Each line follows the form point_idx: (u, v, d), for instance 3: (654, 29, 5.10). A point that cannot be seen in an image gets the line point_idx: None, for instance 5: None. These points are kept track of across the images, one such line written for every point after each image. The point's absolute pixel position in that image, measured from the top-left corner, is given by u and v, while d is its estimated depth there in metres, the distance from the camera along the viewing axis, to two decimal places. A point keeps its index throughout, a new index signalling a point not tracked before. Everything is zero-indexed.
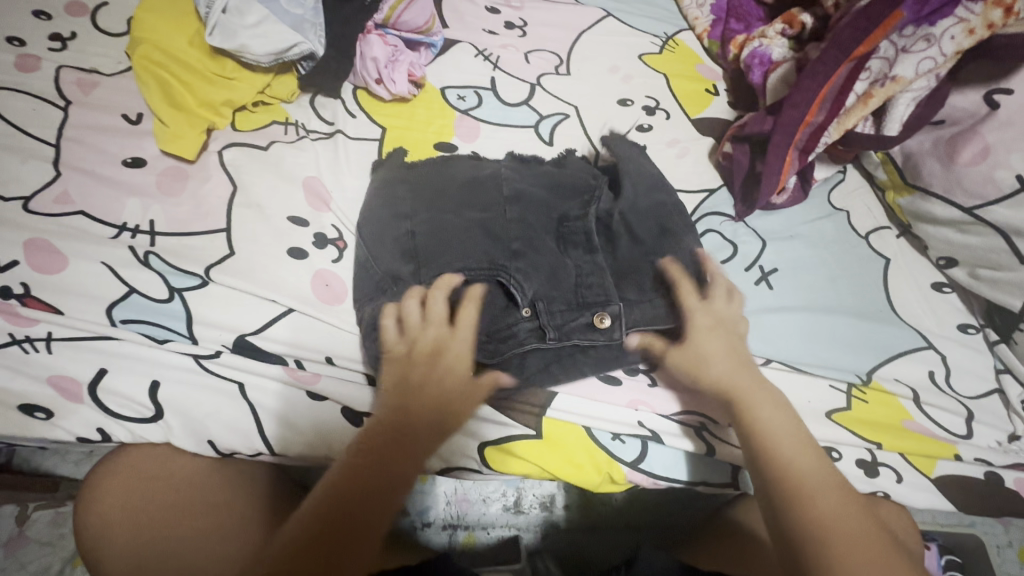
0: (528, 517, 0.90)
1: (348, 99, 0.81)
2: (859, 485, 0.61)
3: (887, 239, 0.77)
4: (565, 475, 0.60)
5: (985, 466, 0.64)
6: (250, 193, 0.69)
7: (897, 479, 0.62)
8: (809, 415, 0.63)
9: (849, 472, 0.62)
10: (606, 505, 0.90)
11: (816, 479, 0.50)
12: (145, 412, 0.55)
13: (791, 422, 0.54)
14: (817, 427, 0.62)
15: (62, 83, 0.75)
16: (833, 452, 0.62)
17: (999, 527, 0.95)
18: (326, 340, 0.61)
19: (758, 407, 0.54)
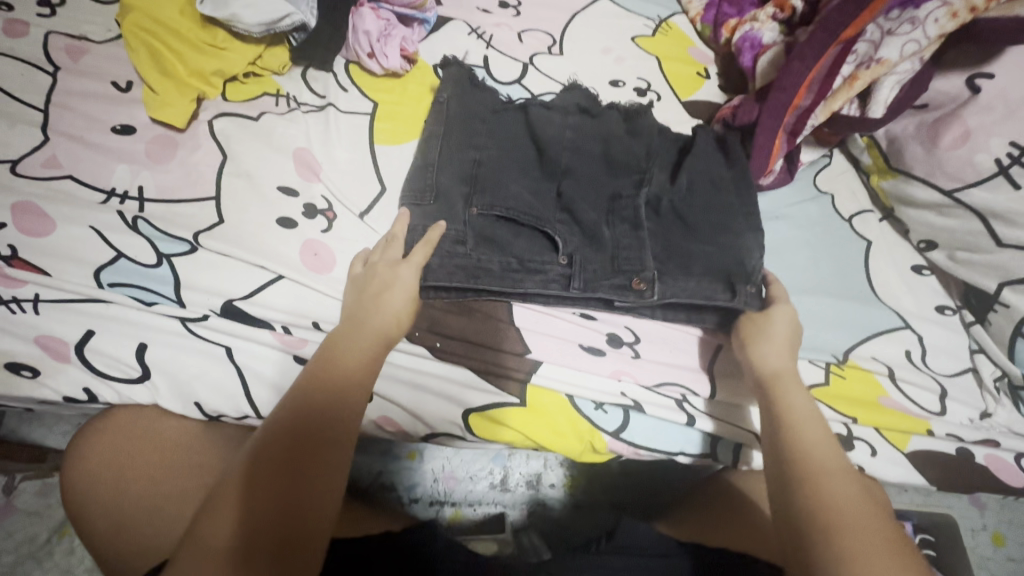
0: (514, 495, 0.92)
1: (339, 73, 0.81)
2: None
3: (870, 222, 0.78)
4: (548, 442, 0.61)
5: (956, 441, 0.66)
6: (239, 162, 0.69)
7: (870, 452, 0.64)
8: None
9: None
10: (591, 482, 0.92)
11: (830, 458, 0.50)
12: (132, 373, 0.56)
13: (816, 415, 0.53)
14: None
15: (51, 49, 0.74)
16: None
17: (974, 510, 0.97)
18: (313, 308, 0.61)
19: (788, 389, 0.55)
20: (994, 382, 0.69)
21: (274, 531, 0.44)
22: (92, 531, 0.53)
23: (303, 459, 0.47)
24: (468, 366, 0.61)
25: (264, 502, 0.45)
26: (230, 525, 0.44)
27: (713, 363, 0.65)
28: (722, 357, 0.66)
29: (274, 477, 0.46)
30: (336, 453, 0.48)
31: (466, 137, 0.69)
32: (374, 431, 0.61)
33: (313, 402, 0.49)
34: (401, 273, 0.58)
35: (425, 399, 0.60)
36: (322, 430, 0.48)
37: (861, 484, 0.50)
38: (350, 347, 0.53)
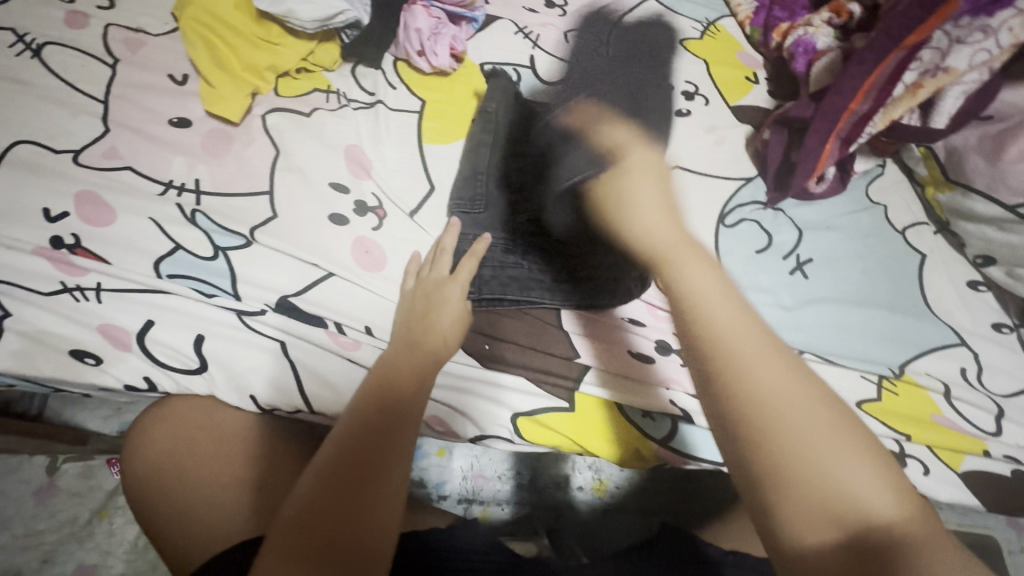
0: (541, 496, 0.92)
1: (388, 71, 0.81)
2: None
3: (925, 235, 0.76)
4: (594, 449, 0.61)
5: (1014, 463, 0.64)
6: (292, 157, 0.70)
7: (924, 472, 0.63)
8: None
9: None
10: (620, 487, 0.93)
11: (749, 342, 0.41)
12: (190, 364, 0.57)
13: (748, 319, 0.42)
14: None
15: (111, 41, 0.76)
16: None
17: (1013, 532, 0.94)
18: (366, 306, 0.62)
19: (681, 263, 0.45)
20: None
21: (335, 548, 0.42)
22: (149, 517, 0.53)
23: (365, 469, 0.46)
24: (518, 369, 0.61)
25: (324, 515, 0.43)
26: (291, 543, 0.41)
27: None
28: None
29: (337, 490, 0.44)
30: (397, 465, 0.47)
31: (513, 144, 0.71)
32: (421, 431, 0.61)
33: (372, 417, 0.49)
34: (450, 292, 0.59)
35: (474, 404, 0.60)
36: (384, 443, 0.48)
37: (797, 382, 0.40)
38: (409, 365, 0.54)
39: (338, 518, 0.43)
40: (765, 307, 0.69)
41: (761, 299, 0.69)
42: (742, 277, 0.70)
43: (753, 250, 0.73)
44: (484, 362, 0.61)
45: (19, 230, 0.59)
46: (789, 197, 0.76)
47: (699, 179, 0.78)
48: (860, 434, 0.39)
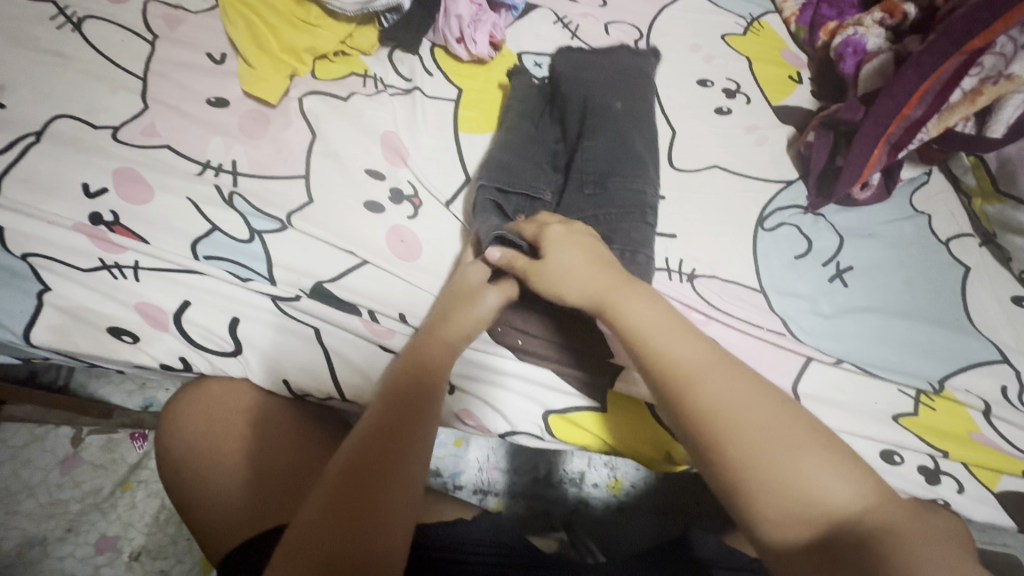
0: (556, 491, 0.91)
1: (425, 57, 0.80)
2: (918, 490, 0.61)
3: (969, 248, 0.74)
4: (625, 450, 0.60)
5: None
6: (328, 142, 0.69)
7: (958, 490, 0.61)
8: (875, 416, 0.63)
9: (911, 477, 0.61)
10: (635, 487, 0.92)
11: (702, 365, 0.45)
12: (224, 346, 0.57)
13: (700, 346, 0.46)
14: (882, 428, 0.62)
15: (150, 17, 0.75)
16: (894, 456, 0.62)
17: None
18: (400, 295, 0.61)
19: (624, 300, 0.49)
20: None
21: (349, 546, 0.41)
22: (183, 502, 0.53)
23: (378, 469, 0.44)
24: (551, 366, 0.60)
25: (339, 513, 0.42)
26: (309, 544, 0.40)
27: (800, 383, 0.63)
28: (809, 378, 0.64)
29: (352, 486, 0.43)
30: (409, 462, 0.45)
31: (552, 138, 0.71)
32: (450, 423, 0.60)
33: (392, 414, 0.47)
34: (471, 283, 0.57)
35: (506, 396, 0.59)
36: (393, 439, 0.46)
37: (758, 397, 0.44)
38: (424, 359, 0.51)
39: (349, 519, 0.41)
40: (803, 314, 0.67)
41: (798, 305, 0.68)
42: (779, 282, 0.69)
43: (792, 255, 0.71)
44: (516, 358, 0.60)
45: (59, 205, 0.59)
46: (831, 202, 0.74)
47: (738, 180, 0.76)
48: (821, 434, 0.43)
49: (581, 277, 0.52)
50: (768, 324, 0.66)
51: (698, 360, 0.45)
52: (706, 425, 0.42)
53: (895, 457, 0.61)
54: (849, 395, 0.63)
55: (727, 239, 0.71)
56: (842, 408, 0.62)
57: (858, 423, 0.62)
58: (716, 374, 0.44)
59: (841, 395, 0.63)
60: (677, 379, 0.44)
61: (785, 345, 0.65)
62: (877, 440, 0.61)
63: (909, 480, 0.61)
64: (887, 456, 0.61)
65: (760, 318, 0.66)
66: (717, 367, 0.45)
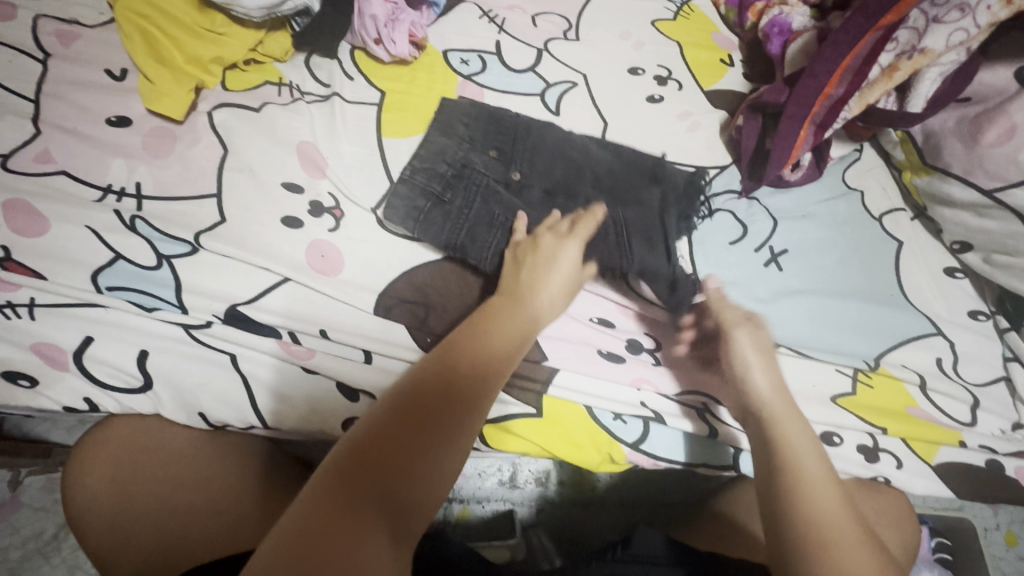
0: (523, 493, 0.87)
1: (345, 60, 0.77)
2: (857, 469, 0.61)
3: (902, 222, 0.74)
4: (564, 454, 0.59)
5: (988, 454, 0.63)
6: (241, 156, 0.66)
7: (897, 465, 0.62)
8: (814, 399, 0.62)
9: (850, 457, 0.61)
10: (604, 482, 0.87)
11: (830, 503, 0.49)
12: (133, 383, 0.54)
13: (832, 489, 0.50)
14: (822, 411, 0.62)
15: (41, 33, 0.70)
16: (834, 437, 0.61)
17: (988, 510, 0.94)
18: (321, 312, 0.59)
19: (787, 419, 0.54)
20: None
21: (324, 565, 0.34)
22: (96, 547, 0.52)
23: (430, 429, 0.43)
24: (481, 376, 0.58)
25: (374, 466, 0.40)
26: (303, 521, 0.36)
27: None
28: None
29: (392, 442, 0.42)
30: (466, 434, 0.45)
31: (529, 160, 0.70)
32: None
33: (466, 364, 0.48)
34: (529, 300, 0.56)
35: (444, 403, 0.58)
36: (458, 413, 0.45)
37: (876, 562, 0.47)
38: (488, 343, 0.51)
39: (351, 518, 0.37)
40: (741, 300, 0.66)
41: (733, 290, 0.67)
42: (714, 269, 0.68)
43: (727, 241, 0.70)
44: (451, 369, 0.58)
45: None
46: (763, 184, 0.74)
47: None
48: None
49: (772, 381, 0.56)
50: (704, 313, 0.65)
51: (829, 481, 0.50)
52: (812, 520, 0.48)
53: (835, 439, 0.61)
54: (787, 379, 0.63)
55: None
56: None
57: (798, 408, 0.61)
58: (836, 518, 0.48)
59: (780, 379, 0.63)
60: (808, 510, 0.48)
61: None
62: (817, 423, 0.61)
63: (848, 460, 0.61)
64: (826, 437, 0.61)
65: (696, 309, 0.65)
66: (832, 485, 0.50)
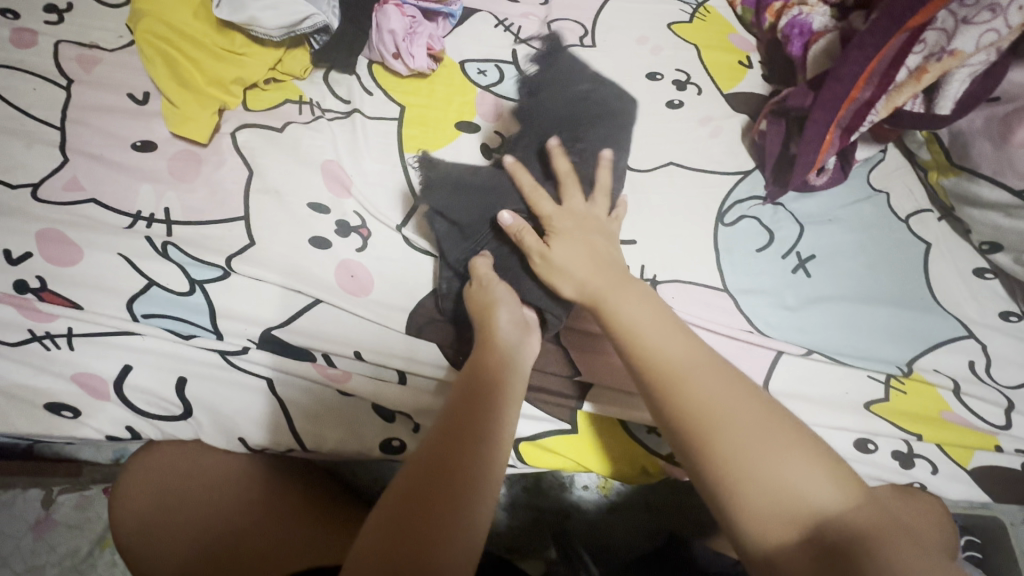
0: (545, 498, 0.87)
1: (363, 75, 0.77)
2: (891, 475, 0.61)
3: (929, 223, 0.74)
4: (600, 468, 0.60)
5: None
6: (266, 178, 0.66)
7: (931, 470, 0.61)
8: (847, 407, 0.62)
9: (883, 463, 0.61)
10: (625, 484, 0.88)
11: (676, 356, 0.48)
12: (173, 410, 0.55)
13: (683, 342, 0.49)
14: (855, 418, 0.61)
15: (62, 59, 0.71)
16: (867, 444, 0.61)
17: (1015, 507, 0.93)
18: (353, 334, 0.59)
19: (615, 295, 0.51)
20: None
21: None
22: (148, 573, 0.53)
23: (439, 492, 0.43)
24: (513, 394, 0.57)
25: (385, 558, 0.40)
26: None
27: (769, 383, 0.62)
28: (778, 373, 0.63)
29: (400, 517, 0.42)
30: (499, 473, 0.45)
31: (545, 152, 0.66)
32: None
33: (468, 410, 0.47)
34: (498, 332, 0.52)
35: None
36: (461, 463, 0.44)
37: (750, 402, 0.46)
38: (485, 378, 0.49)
39: None
40: (772, 308, 0.66)
41: (762, 299, 0.67)
42: (741, 276, 0.68)
43: (754, 249, 0.70)
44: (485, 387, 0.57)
45: None
46: (789, 190, 0.73)
47: (695, 176, 0.75)
48: (799, 432, 0.46)
49: (577, 278, 0.53)
50: (733, 322, 0.65)
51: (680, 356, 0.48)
52: (685, 413, 0.46)
53: (870, 446, 0.61)
54: (819, 387, 0.63)
55: (688, 238, 0.70)
56: (814, 401, 0.62)
57: (831, 416, 0.61)
58: (698, 377, 0.47)
59: (813, 387, 0.63)
60: (660, 372, 0.47)
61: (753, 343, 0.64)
62: (851, 430, 0.61)
63: (883, 466, 0.61)
64: (861, 445, 0.61)
65: (724, 319, 0.65)
66: (705, 367, 0.48)
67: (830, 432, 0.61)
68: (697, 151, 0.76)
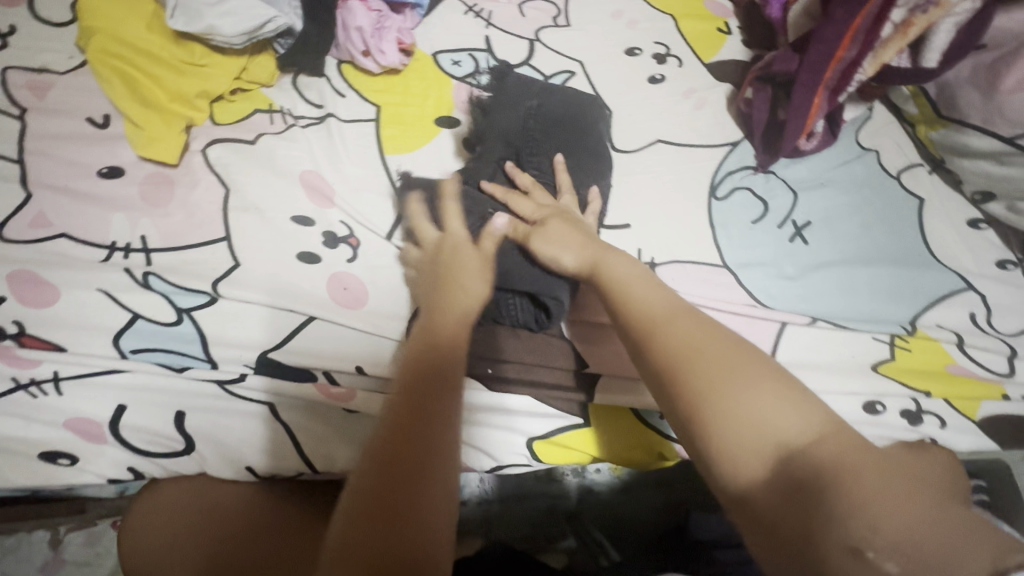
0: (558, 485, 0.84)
1: (333, 76, 0.74)
2: (905, 435, 0.60)
3: (920, 177, 0.73)
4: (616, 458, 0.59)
5: None
6: (244, 195, 0.63)
7: (941, 425, 0.61)
8: (855, 371, 0.62)
9: (895, 423, 0.61)
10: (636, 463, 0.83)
11: (657, 306, 0.47)
12: (175, 446, 0.53)
13: (664, 296, 0.48)
14: (864, 382, 0.61)
15: (11, 87, 0.67)
16: (877, 405, 0.61)
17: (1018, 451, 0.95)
18: (352, 349, 0.57)
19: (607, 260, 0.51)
20: None
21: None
22: None
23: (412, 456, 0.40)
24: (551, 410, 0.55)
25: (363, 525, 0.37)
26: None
27: (777, 354, 0.62)
28: (785, 344, 0.62)
29: (375, 482, 0.38)
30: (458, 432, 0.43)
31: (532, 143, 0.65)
32: None
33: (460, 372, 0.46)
34: (470, 282, 0.53)
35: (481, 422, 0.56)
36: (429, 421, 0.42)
37: (732, 344, 0.44)
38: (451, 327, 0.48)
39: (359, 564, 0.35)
40: (773, 279, 0.66)
41: (762, 272, 0.66)
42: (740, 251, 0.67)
43: (749, 220, 0.69)
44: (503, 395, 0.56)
45: None
46: (779, 158, 0.72)
47: (683, 152, 0.73)
48: (777, 373, 0.42)
49: (572, 253, 0.54)
50: (736, 297, 0.64)
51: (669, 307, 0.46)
52: (667, 350, 0.43)
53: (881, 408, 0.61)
54: (826, 354, 0.63)
55: (683, 216, 0.68)
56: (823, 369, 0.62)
57: (840, 383, 0.61)
58: (683, 321, 0.45)
59: (819, 355, 0.63)
60: (642, 320, 0.46)
61: (757, 316, 0.63)
62: (862, 394, 0.61)
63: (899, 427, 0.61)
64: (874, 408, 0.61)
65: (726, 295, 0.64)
66: (684, 313, 0.46)
67: (840, 399, 0.60)
68: (684, 126, 0.75)
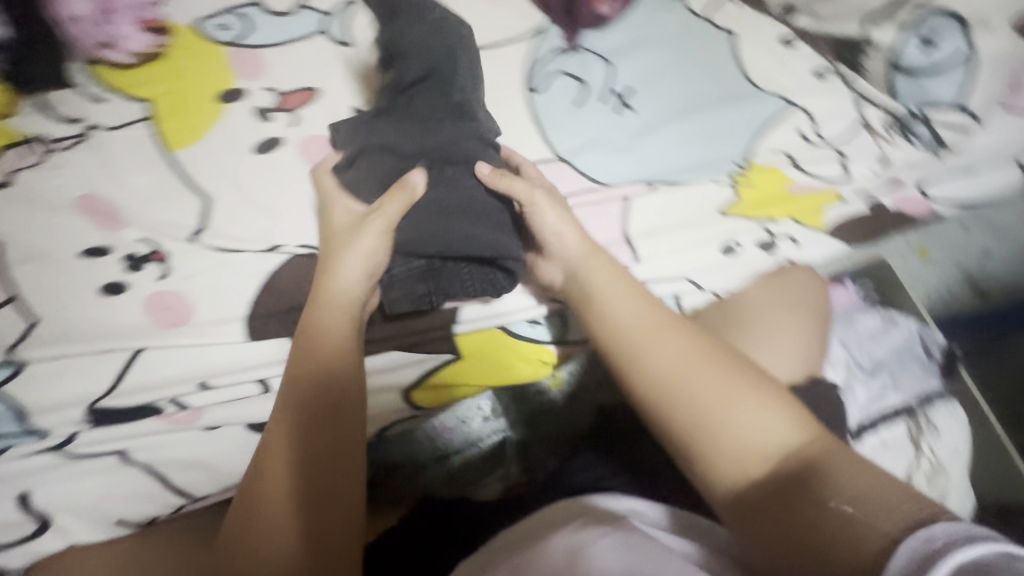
0: None
1: (84, 82, 0.65)
2: (764, 265, 0.61)
3: (727, 11, 0.73)
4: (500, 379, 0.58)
5: (867, 197, 0.66)
6: (16, 246, 0.56)
7: (795, 245, 0.63)
8: (704, 220, 0.63)
9: (754, 258, 0.62)
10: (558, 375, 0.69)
11: (639, 322, 0.48)
12: (22, 532, 0.47)
13: (650, 313, 0.49)
14: (713, 228, 0.62)
15: None
16: (732, 246, 0.62)
17: None
18: (194, 364, 0.54)
19: (593, 272, 0.52)
20: (886, 125, 0.70)
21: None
22: None
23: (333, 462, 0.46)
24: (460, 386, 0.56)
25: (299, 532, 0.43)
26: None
27: (628, 230, 0.61)
28: (634, 219, 0.62)
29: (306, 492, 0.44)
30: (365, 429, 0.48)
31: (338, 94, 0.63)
32: None
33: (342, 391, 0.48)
34: (345, 267, 0.52)
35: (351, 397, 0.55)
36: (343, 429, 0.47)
37: (715, 355, 0.46)
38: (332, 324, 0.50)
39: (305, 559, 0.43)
40: (609, 157, 0.64)
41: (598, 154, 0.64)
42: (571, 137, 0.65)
43: (573, 104, 0.67)
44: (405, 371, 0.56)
45: None
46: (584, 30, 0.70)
47: (491, 53, 0.68)
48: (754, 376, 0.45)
49: (561, 269, 0.55)
50: (577, 185, 0.63)
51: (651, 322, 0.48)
52: (647, 379, 0.45)
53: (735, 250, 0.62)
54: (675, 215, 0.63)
55: (506, 120, 0.65)
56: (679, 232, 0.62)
57: (692, 237, 0.62)
58: (667, 340, 0.47)
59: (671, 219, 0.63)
60: (619, 343, 0.48)
61: (601, 199, 0.62)
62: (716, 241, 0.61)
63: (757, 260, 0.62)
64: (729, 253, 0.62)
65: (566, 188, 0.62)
66: (664, 326, 0.48)
67: (697, 252, 0.61)
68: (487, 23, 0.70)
